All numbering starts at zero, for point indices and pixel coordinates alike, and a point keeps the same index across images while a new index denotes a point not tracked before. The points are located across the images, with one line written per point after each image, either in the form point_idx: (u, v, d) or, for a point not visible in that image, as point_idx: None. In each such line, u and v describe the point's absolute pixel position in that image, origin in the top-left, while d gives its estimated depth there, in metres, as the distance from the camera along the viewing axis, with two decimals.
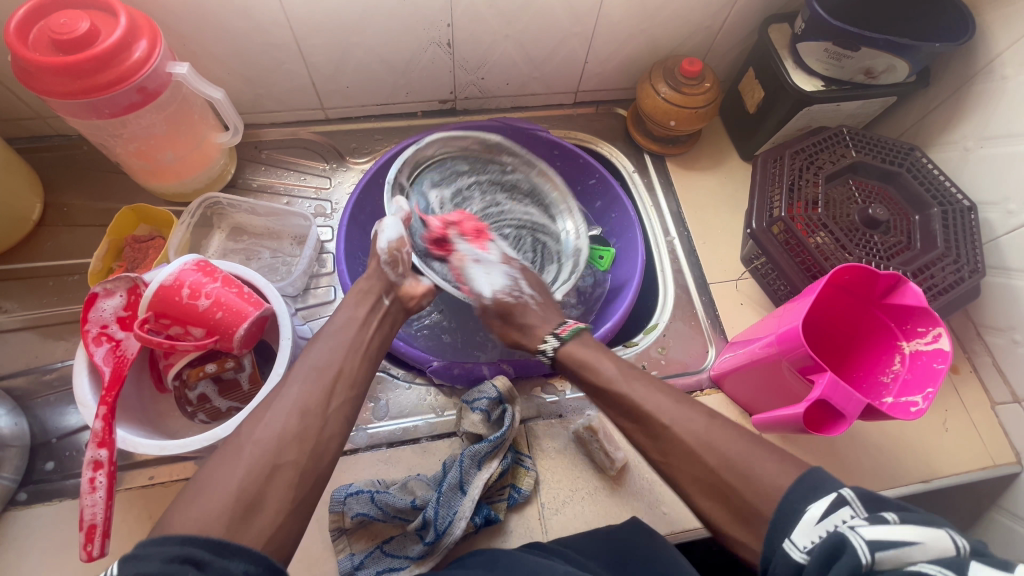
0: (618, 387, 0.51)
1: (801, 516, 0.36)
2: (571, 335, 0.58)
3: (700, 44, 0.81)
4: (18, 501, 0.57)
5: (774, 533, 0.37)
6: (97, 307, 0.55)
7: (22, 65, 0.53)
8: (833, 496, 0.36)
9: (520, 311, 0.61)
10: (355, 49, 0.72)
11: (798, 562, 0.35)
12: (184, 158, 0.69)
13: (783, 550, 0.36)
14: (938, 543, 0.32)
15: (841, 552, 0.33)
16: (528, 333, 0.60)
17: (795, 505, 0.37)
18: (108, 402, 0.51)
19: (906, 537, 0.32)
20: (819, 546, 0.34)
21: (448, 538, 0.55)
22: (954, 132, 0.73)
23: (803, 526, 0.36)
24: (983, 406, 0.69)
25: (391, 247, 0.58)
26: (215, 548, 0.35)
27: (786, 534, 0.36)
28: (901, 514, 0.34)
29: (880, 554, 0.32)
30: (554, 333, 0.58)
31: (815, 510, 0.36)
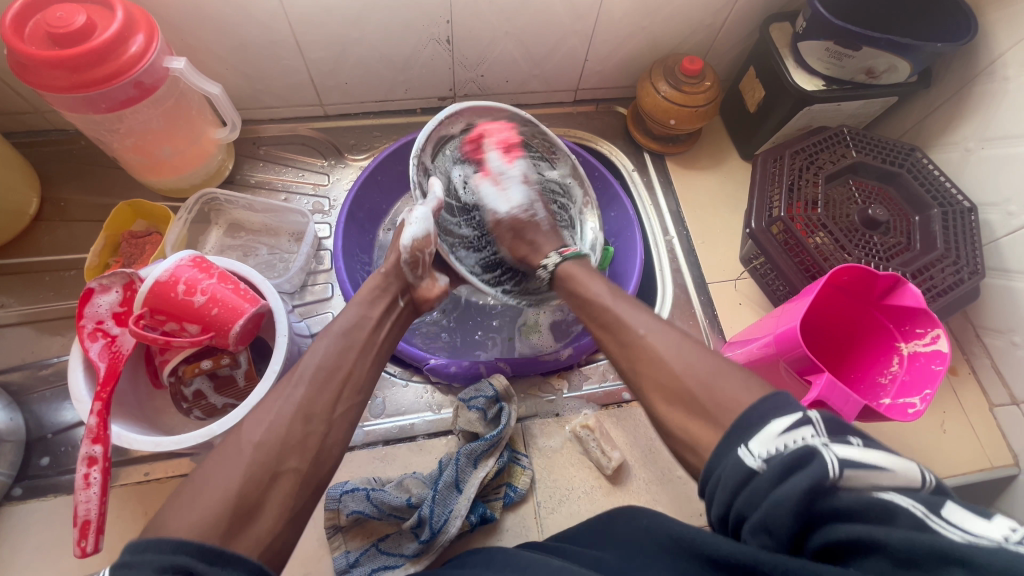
0: (604, 301, 0.53)
1: (766, 426, 0.34)
2: (573, 256, 0.61)
3: (701, 42, 0.80)
4: (13, 496, 0.57)
5: (729, 441, 0.36)
6: (92, 302, 0.55)
7: (18, 59, 0.53)
8: (802, 415, 0.34)
9: (529, 227, 0.64)
10: (354, 45, 0.71)
11: (751, 468, 0.33)
12: (181, 153, 0.69)
13: (738, 455, 0.34)
14: (907, 474, 0.31)
15: (804, 465, 0.31)
16: (536, 250, 0.63)
17: (758, 419, 0.35)
18: (103, 398, 0.51)
19: (875, 461, 0.31)
20: (780, 456, 0.32)
21: (443, 536, 0.55)
22: (955, 132, 0.73)
23: (767, 435, 0.34)
24: (981, 408, 0.69)
25: (413, 246, 0.56)
26: (210, 558, 0.33)
27: (744, 441, 0.35)
28: (868, 441, 0.33)
29: (848, 472, 0.31)
30: (558, 251, 0.62)
31: (783, 423, 0.34)
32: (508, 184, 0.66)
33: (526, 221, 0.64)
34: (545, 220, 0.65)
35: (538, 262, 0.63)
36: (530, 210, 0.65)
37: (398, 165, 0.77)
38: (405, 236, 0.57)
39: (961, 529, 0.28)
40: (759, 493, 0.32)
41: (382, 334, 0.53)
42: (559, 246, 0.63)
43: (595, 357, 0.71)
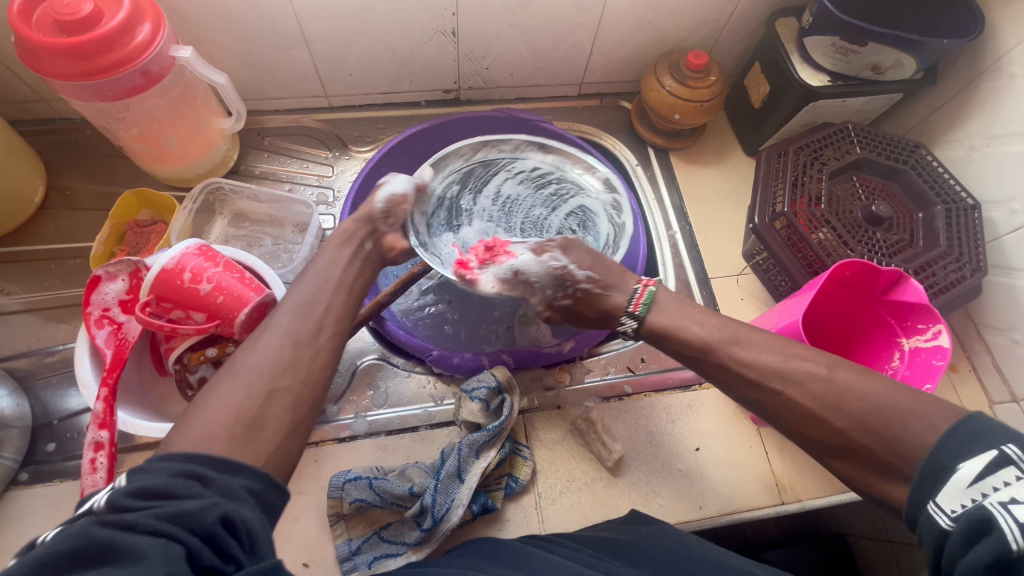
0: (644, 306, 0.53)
1: (950, 476, 0.35)
2: (645, 310, 0.53)
3: (706, 37, 0.80)
4: (19, 481, 0.58)
5: (917, 496, 0.37)
6: (99, 290, 0.56)
7: (25, 46, 0.53)
8: (997, 451, 0.34)
9: (599, 299, 0.55)
10: (360, 36, 0.71)
11: (944, 528, 0.34)
12: (186, 143, 0.69)
13: (928, 515, 0.36)
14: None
15: (987, 529, 0.32)
16: (604, 311, 0.55)
17: (945, 462, 0.36)
18: (109, 384, 0.51)
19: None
20: (965, 515, 0.34)
21: (445, 525, 0.56)
22: (959, 129, 0.72)
23: (957, 477, 0.35)
24: (981, 405, 0.69)
25: (389, 199, 0.57)
26: (218, 467, 0.35)
27: (931, 500, 0.36)
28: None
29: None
30: (628, 310, 0.53)
31: (975, 461, 0.35)
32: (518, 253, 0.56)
33: (571, 292, 0.55)
34: (594, 282, 0.55)
35: (613, 322, 0.55)
36: (564, 283, 0.55)
37: (402, 157, 0.77)
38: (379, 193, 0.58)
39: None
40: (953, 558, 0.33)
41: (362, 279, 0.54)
42: (630, 289, 0.55)
43: (597, 351, 0.72)
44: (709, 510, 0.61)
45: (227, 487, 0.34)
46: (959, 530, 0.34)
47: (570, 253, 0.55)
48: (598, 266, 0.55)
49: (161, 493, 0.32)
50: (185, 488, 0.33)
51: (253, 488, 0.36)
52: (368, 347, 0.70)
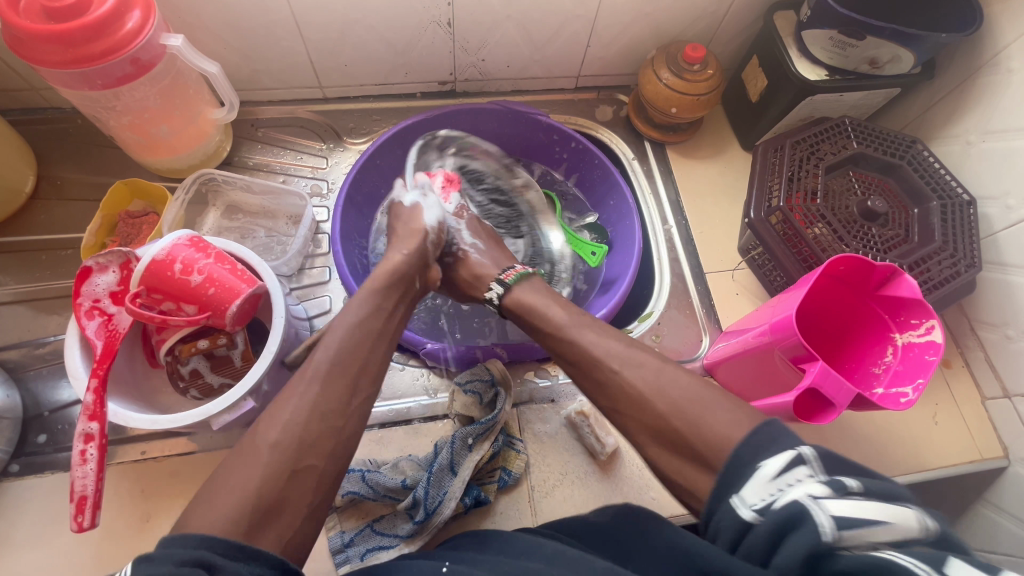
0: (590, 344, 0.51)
1: (756, 471, 0.35)
2: (514, 281, 0.61)
3: (704, 30, 0.79)
4: (11, 472, 0.58)
5: (722, 490, 0.37)
6: (90, 281, 0.55)
7: (13, 33, 0.52)
8: (792, 451, 0.35)
9: (475, 267, 0.65)
10: (354, 25, 0.70)
11: (746, 520, 0.34)
12: (178, 133, 0.68)
13: (732, 506, 0.35)
14: (904, 524, 0.31)
15: (799, 525, 0.31)
16: (480, 279, 0.64)
17: (749, 460, 0.36)
18: (99, 375, 0.51)
19: (872, 516, 0.31)
20: (772, 509, 0.33)
21: (438, 517, 0.56)
22: (957, 125, 0.72)
23: (756, 476, 0.35)
24: (974, 401, 0.70)
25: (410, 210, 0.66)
26: (230, 552, 0.33)
27: (736, 492, 0.36)
28: (865, 484, 0.32)
29: (845, 532, 0.30)
30: (500, 279, 0.62)
31: (774, 460, 0.35)
32: (450, 202, 0.69)
33: (455, 253, 0.66)
34: (477, 252, 0.66)
35: (486, 288, 0.64)
36: (453, 239, 0.67)
37: (397, 149, 0.76)
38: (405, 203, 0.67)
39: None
40: (754, 552, 0.33)
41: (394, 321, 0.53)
42: (507, 267, 0.63)
43: None
44: None
45: (236, 575, 0.32)
46: (764, 524, 0.33)
47: (471, 223, 0.69)
48: (490, 245, 0.67)
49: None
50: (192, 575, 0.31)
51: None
52: None
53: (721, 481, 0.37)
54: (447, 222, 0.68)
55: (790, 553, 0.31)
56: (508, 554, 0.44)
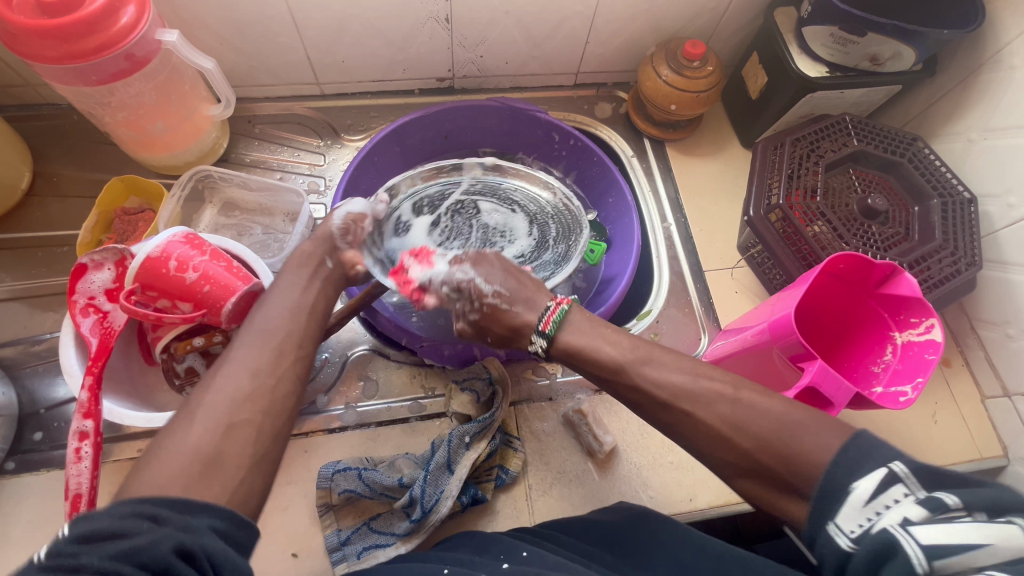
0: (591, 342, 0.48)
1: (848, 495, 0.33)
2: (555, 330, 0.49)
3: (705, 26, 0.79)
4: (6, 470, 0.58)
5: (815, 516, 0.35)
6: (85, 279, 0.55)
7: (6, 28, 0.51)
8: (887, 471, 0.33)
9: (507, 314, 0.51)
10: (351, 22, 0.70)
11: (845, 550, 0.33)
12: (174, 130, 0.68)
13: (828, 534, 0.34)
14: (1009, 544, 0.29)
15: (894, 554, 0.30)
16: (513, 329, 0.52)
17: (838, 482, 0.34)
18: (94, 372, 0.51)
19: (970, 540, 0.29)
20: (867, 539, 0.32)
21: (435, 515, 0.55)
22: (958, 123, 0.72)
23: (851, 502, 0.33)
24: (974, 399, 0.70)
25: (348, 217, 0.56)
26: (176, 508, 0.31)
27: (829, 517, 0.34)
28: (967, 499, 0.31)
29: (938, 561, 0.29)
30: (539, 329, 0.50)
31: (868, 482, 0.33)
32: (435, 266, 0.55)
33: (479, 308, 0.52)
34: (501, 297, 0.52)
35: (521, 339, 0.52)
36: (471, 296, 0.52)
37: (395, 145, 0.76)
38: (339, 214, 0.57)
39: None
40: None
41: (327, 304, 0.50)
42: (542, 307, 0.51)
43: None
44: (700, 502, 0.61)
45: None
46: (859, 552, 0.32)
47: (481, 268, 0.54)
48: (509, 280, 0.53)
49: (105, 535, 0.28)
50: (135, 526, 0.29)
51: (221, 529, 0.32)
52: (360, 337, 0.69)
53: (815, 506, 0.35)
54: (450, 282, 0.54)
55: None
56: (510, 560, 0.44)
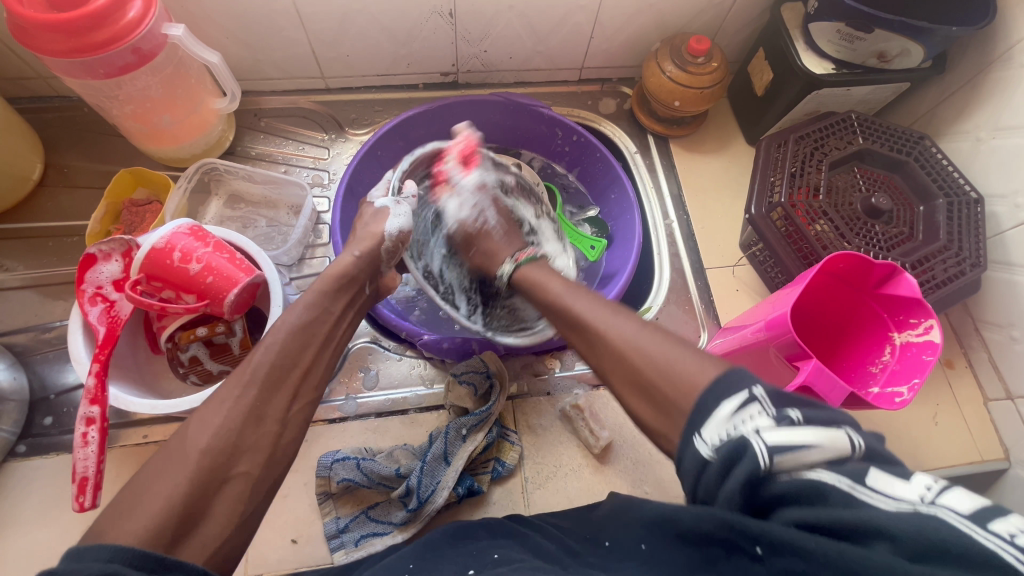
0: (555, 293, 0.52)
1: (713, 413, 0.32)
2: (528, 260, 0.59)
3: (710, 22, 0.78)
4: (17, 453, 0.60)
5: (685, 429, 0.33)
6: (94, 269, 0.56)
7: (17, 22, 0.53)
8: (745, 391, 0.31)
9: (482, 240, 0.65)
10: (355, 17, 0.70)
11: (704, 459, 0.31)
12: (180, 123, 0.69)
13: (692, 446, 0.32)
14: (838, 444, 0.29)
15: (741, 457, 0.29)
16: (493, 258, 0.63)
17: (705, 404, 0.32)
18: (101, 360, 0.52)
19: (808, 439, 0.29)
20: (725, 445, 0.30)
21: (430, 506, 0.56)
22: (967, 121, 0.71)
23: (712, 420, 0.31)
24: (977, 403, 0.69)
25: (398, 234, 0.57)
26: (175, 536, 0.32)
27: (696, 431, 0.32)
28: (808, 413, 0.30)
29: (779, 459, 0.28)
30: (513, 257, 0.61)
31: (727, 403, 0.31)
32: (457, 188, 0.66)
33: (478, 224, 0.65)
34: (503, 231, 0.65)
35: (496, 267, 0.63)
36: (479, 211, 0.65)
37: (399, 139, 0.76)
38: (389, 223, 0.57)
39: (883, 496, 0.27)
40: (710, 489, 0.31)
41: (340, 330, 0.52)
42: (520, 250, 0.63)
43: None
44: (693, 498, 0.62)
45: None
46: (717, 462, 0.30)
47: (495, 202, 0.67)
48: (509, 230, 0.66)
49: None
50: None
51: None
52: (361, 330, 0.70)
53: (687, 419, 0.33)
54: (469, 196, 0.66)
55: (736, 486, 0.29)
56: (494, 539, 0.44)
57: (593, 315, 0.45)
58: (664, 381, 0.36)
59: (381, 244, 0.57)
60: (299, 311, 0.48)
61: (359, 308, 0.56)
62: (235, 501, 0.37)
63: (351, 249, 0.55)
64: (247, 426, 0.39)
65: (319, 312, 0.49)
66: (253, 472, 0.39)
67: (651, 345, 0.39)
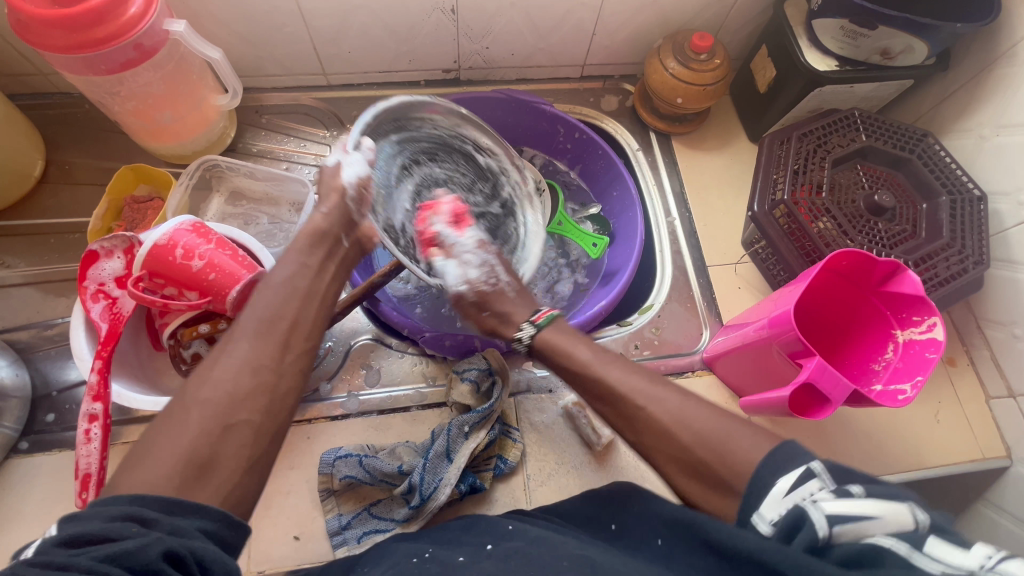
0: (591, 364, 0.49)
1: (769, 490, 0.34)
2: (547, 321, 0.55)
3: (713, 19, 0.78)
4: (20, 449, 0.60)
5: (742, 510, 0.35)
6: (96, 266, 0.56)
7: (19, 17, 0.53)
8: (803, 466, 0.34)
9: (496, 301, 0.57)
10: (356, 13, 0.70)
11: (764, 535, 0.33)
12: (182, 119, 0.69)
13: (752, 524, 0.34)
14: (899, 517, 0.30)
15: (801, 526, 0.31)
16: (506, 320, 0.56)
17: (764, 478, 0.35)
18: (103, 356, 0.52)
19: (866, 511, 0.31)
20: (784, 519, 0.32)
21: (433, 503, 0.56)
22: (970, 119, 0.71)
23: (770, 497, 0.34)
24: (978, 400, 0.69)
25: (358, 182, 0.55)
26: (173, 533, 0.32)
27: (754, 509, 0.34)
28: (867, 487, 0.32)
29: (838, 528, 0.31)
30: (530, 320, 0.55)
31: (785, 478, 0.34)
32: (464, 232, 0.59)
33: (491, 282, 0.58)
34: (514, 286, 0.59)
35: (512, 332, 0.56)
36: (490, 273, 0.58)
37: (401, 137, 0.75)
38: (346, 174, 0.55)
39: (943, 562, 0.28)
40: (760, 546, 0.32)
41: (323, 287, 0.50)
42: (535, 308, 0.57)
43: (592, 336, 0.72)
44: None
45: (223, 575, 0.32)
46: (777, 536, 0.33)
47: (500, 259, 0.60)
48: (518, 287, 0.60)
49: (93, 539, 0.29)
50: (122, 531, 0.30)
51: (209, 529, 0.33)
52: (362, 327, 0.70)
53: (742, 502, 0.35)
54: (473, 254, 0.58)
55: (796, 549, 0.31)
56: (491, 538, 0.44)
57: (630, 386, 0.45)
58: (720, 465, 0.38)
59: (345, 196, 0.55)
60: (278, 270, 0.48)
61: (338, 263, 0.53)
62: (235, 461, 0.36)
63: (318, 207, 0.54)
64: (243, 386, 0.39)
65: (299, 270, 0.49)
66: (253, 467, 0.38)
67: (690, 411, 0.41)
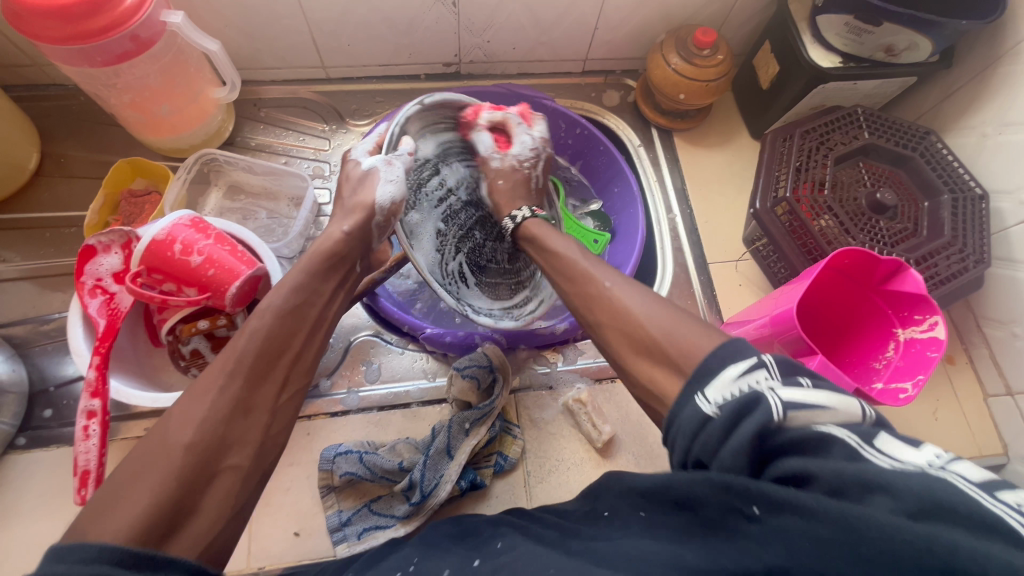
0: (572, 257, 0.49)
1: (718, 373, 0.33)
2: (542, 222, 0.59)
3: (716, 14, 0.77)
4: (17, 445, 0.59)
5: (687, 388, 0.34)
6: (94, 261, 0.55)
7: (13, 8, 0.52)
8: (754, 357, 0.33)
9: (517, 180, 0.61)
10: (355, 7, 0.69)
11: (706, 415, 0.32)
12: (180, 112, 0.68)
13: (694, 403, 0.33)
14: (849, 410, 0.30)
15: (753, 408, 0.30)
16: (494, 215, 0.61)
17: (712, 365, 0.34)
18: (101, 352, 0.52)
19: (818, 401, 0.30)
20: (733, 401, 0.31)
21: (434, 499, 0.56)
22: (972, 117, 0.70)
23: (716, 381, 0.33)
24: (977, 398, 0.69)
25: (390, 204, 0.53)
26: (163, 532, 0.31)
27: (700, 390, 0.33)
28: (817, 380, 0.32)
29: (790, 413, 0.30)
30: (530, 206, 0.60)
31: (734, 366, 0.33)
32: (530, 129, 0.62)
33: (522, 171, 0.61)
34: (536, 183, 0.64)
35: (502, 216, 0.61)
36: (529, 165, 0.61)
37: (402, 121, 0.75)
38: (381, 191, 0.52)
39: (894, 457, 0.27)
40: (709, 446, 0.31)
41: (329, 308, 0.49)
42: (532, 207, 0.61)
43: None
44: None
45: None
46: (721, 417, 0.31)
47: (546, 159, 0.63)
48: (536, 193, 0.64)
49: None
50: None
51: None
52: (363, 323, 0.69)
53: (688, 383, 0.34)
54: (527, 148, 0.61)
55: (743, 436, 0.30)
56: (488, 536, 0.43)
57: None
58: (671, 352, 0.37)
59: (372, 217, 0.53)
60: (285, 293, 0.45)
61: (347, 285, 0.53)
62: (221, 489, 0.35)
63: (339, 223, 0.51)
64: (234, 416, 0.38)
65: (307, 295, 0.46)
66: (248, 464, 0.38)
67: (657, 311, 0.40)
